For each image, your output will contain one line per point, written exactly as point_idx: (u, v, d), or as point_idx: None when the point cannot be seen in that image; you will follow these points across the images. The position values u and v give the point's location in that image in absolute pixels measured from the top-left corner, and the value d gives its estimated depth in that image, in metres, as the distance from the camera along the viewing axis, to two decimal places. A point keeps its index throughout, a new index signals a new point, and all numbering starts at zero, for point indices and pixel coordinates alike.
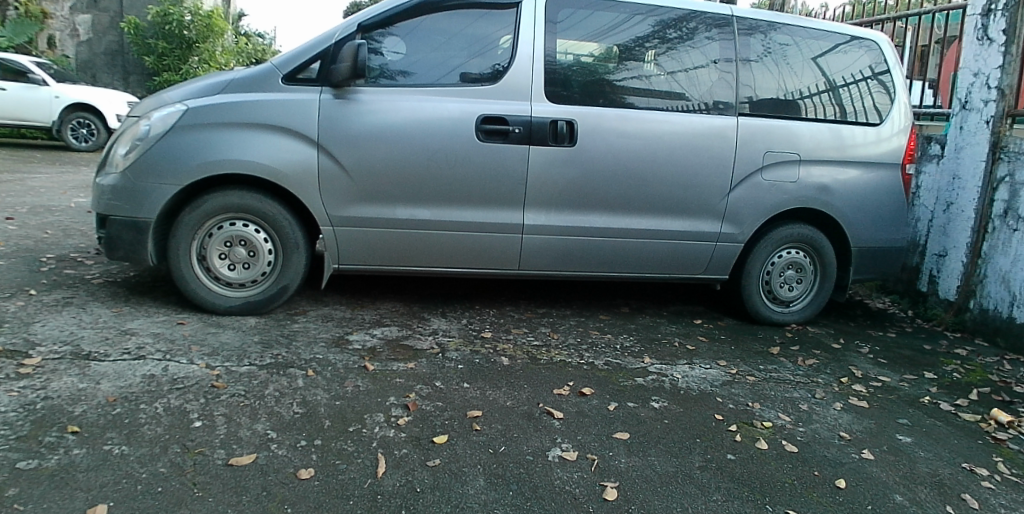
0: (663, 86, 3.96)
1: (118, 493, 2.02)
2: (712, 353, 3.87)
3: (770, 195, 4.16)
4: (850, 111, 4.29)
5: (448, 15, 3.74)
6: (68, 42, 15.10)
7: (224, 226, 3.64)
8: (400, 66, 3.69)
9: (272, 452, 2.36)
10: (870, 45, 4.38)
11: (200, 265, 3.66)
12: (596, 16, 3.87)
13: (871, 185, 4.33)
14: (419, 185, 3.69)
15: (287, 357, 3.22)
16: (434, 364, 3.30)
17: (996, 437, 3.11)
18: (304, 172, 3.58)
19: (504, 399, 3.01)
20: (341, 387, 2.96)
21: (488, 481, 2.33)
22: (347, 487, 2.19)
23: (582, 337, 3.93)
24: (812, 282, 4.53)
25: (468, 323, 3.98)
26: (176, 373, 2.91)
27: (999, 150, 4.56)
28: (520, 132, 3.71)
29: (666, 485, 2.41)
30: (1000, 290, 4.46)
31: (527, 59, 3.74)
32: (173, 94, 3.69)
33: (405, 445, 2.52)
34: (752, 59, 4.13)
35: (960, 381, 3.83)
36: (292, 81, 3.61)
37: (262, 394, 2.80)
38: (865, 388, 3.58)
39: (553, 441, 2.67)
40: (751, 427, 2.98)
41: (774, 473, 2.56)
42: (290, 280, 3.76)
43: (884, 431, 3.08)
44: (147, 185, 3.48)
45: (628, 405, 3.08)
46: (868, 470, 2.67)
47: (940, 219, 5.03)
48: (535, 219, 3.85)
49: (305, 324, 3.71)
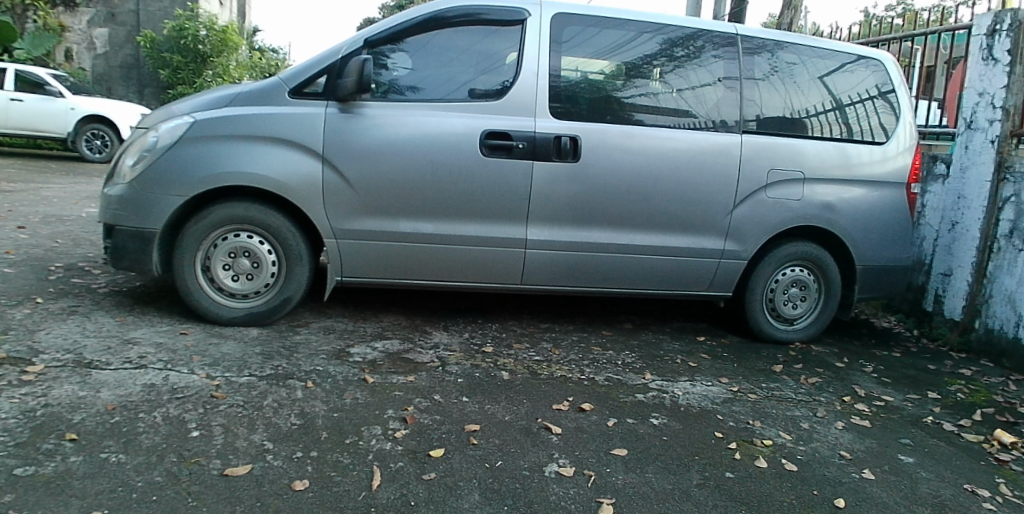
0: (671, 104, 3.97)
1: (113, 501, 2.03)
2: (715, 371, 3.84)
3: (774, 213, 4.16)
4: (857, 130, 4.29)
5: (456, 31, 3.78)
6: (85, 54, 15.39)
7: (229, 238, 3.67)
8: (409, 81, 3.73)
9: (268, 463, 2.37)
10: (876, 65, 4.39)
11: (204, 276, 3.70)
12: (604, 35, 3.91)
13: (876, 204, 4.32)
14: (422, 198, 3.71)
15: (287, 368, 3.23)
16: (434, 378, 3.31)
17: (1000, 458, 3.08)
18: (308, 185, 3.62)
19: (503, 413, 3.01)
20: (340, 399, 2.97)
21: (483, 495, 2.32)
22: (342, 499, 2.20)
23: (584, 353, 3.91)
24: (816, 299, 4.50)
25: (470, 337, 3.98)
26: (177, 383, 2.93)
27: (1004, 170, 4.54)
28: (523, 147, 3.72)
29: (663, 502, 2.40)
30: (1006, 310, 4.41)
31: (532, 76, 3.77)
32: (183, 105, 3.74)
33: (401, 458, 2.52)
34: (759, 77, 4.15)
35: (964, 401, 3.79)
36: (298, 95, 3.65)
37: (260, 405, 2.81)
38: (867, 407, 3.55)
39: (550, 456, 2.66)
40: (751, 445, 2.96)
41: (772, 492, 2.54)
42: (293, 292, 3.78)
43: (886, 451, 3.04)
44: (154, 196, 3.53)
45: (628, 421, 3.07)
46: (868, 490, 2.65)
47: (945, 238, 5.00)
48: (538, 234, 3.86)
49: (307, 335, 3.73)
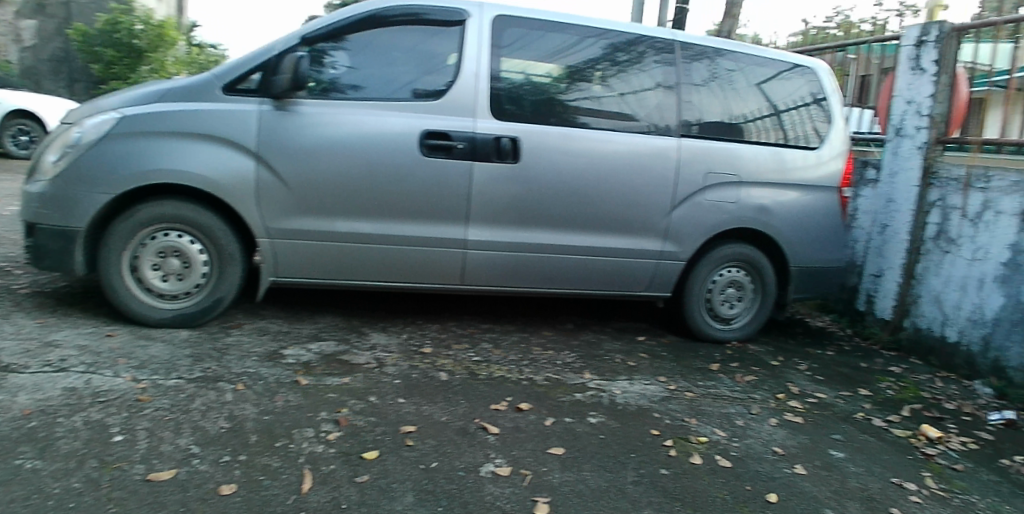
0: (614, 107, 4.04)
1: (26, 508, 1.94)
2: (652, 370, 3.91)
3: (711, 215, 4.26)
4: (792, 136, 4.43)
5: (397, 30, 3.76)
6: (13, 47, 14.67)
7: (158, 237, 3.55)
8: (351, 80, 3.68)
9: (195, 467, 2.30)
10: (810, 73, 4.55)
11: (132, 277, 3.57)
12: (548, 38, 3.95)
13: (809, 207, 4.46)
14: (362, 197, 3.67)
15: (217, 371, 3.15)
16: (370, 379, 3.27)
17: (926, 452, 3.22)
18: (242, 184, 3.54)
19: (439, 414, 2.99)
20: (272, 401, 2.91)
21: (417, 496, 2.30)
22: (270, 503, 2.15)
23: (524, 353, 3.93)
24: (752, 299, 4.63)
25: (408, 338, 3.95)
26: (100, 386, 2.82)
27: (931, 176, 4.76)
28: (464, 147, 3.72)
29: (600, 500, 2.42)
30: (934, 310, 4.63)
31: (472, 76, 3.77)
32: (111, 100, 3.61)
33: (334, 461, 2.48)
34: (698, 83, 4.26)
35: (893, 398, 3.94)
36: (232, 91, 3.57)
37: (187, 408, 2.73)
38: (800, 404, 3.66)
39: (486, 456, 2.66)
40: (686, 442, 3.02)
41: (706, 488, 2.60)
42: (225, 293, 3.69)
43: (817, 446, 3.15)
44: (78, 193, 3.39)
45: (566, 421, 3.09)
46: (798, 484, 2.73)
47: (876, 240, 5.20)
48: (477, 235, 3.86)
49: (239, 337, 3.64)
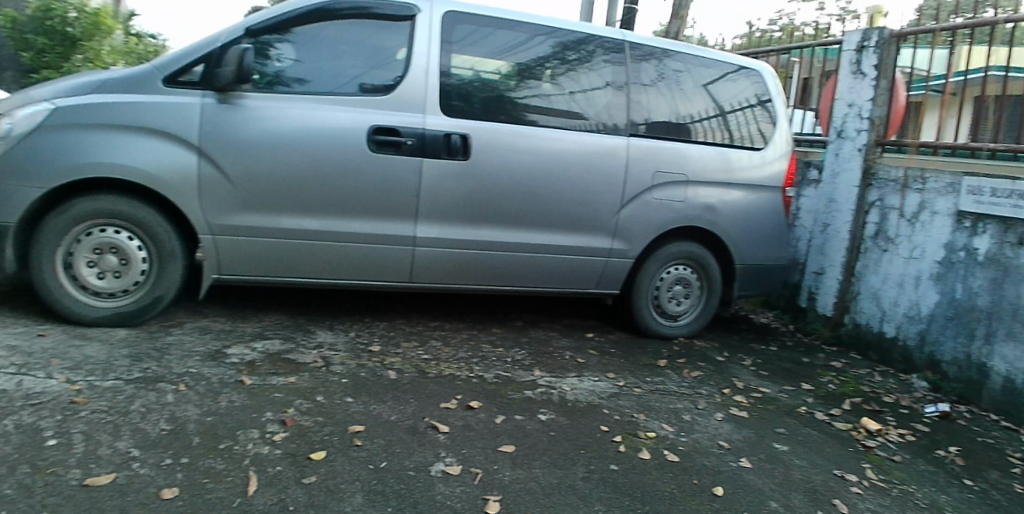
0: (563, 106, 4.06)
1: None
2: (601, 367, 3.95)
3: (660, 213, 4.33)
4: (738, 136, 4.53)
5: (344, 24, 3.70)
6: None
7: (93, 233, 3.43)
8: (295, 73, 3.61)
9: (134, 471, 2.23)
10: (756, 75, 4.66)
11: (65, 274, 3.44)
12: (498, 35, 3.95)
13: (754, 206, 4.57)
14: (308, 193, 3.60)
15: (157, 371, 3.05)
16: (316, 379, 3.22)
17: (866, 444, 3.32)
18: (183, 179, 3.44)
19: (389, 413, 2.96)
20: (214, 402, 2.83)
21: (365, 497, 2.28)
22: (213, 506, 2.09)
23: (474, 351, 3.92)
24: (700, 296, 4.71)
25: (356, 337, 3.90)
26: (32, 388, 2.70)
27: (870, 177, 4.92)
28: (413, 144, 3.69)
29: (550, 497, 2.43)
30: (873, 307, 4.79)
31: (422, 72, 3.74)
32: (43, 91, 3.46)
33: (280, 462, 2.43)
34: (647, 83, 4.31)
35: (834, 392, 4.07)
36: (172, 83, 3.46)
37: (125, 410, 2.64)
38: (745, 399, 3.74)
39: (436, 456, 2.64)
40: (635, 437, 3.05)
41: (654, 482, 2.64)
42: (166, 291, 3.58)
43: (762, 440, 3.23)
44: (7, 187, 3.25)
45: (515, 418, 3.09)
46: (744, 477, 2.79)
47: (818, 239, 5.36)
48: (427, 232, 3.84)
49: (180, 336, 3.54)
